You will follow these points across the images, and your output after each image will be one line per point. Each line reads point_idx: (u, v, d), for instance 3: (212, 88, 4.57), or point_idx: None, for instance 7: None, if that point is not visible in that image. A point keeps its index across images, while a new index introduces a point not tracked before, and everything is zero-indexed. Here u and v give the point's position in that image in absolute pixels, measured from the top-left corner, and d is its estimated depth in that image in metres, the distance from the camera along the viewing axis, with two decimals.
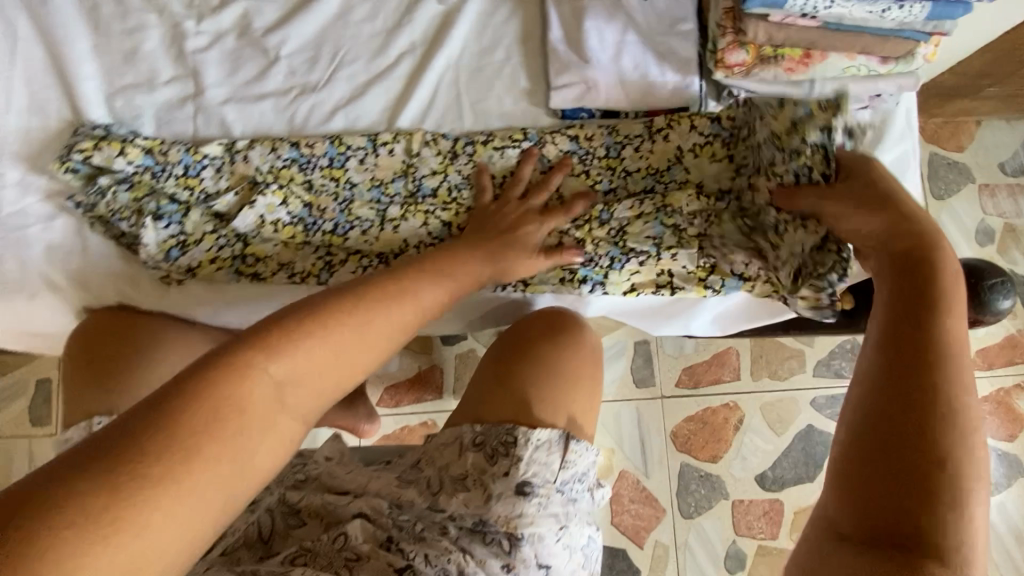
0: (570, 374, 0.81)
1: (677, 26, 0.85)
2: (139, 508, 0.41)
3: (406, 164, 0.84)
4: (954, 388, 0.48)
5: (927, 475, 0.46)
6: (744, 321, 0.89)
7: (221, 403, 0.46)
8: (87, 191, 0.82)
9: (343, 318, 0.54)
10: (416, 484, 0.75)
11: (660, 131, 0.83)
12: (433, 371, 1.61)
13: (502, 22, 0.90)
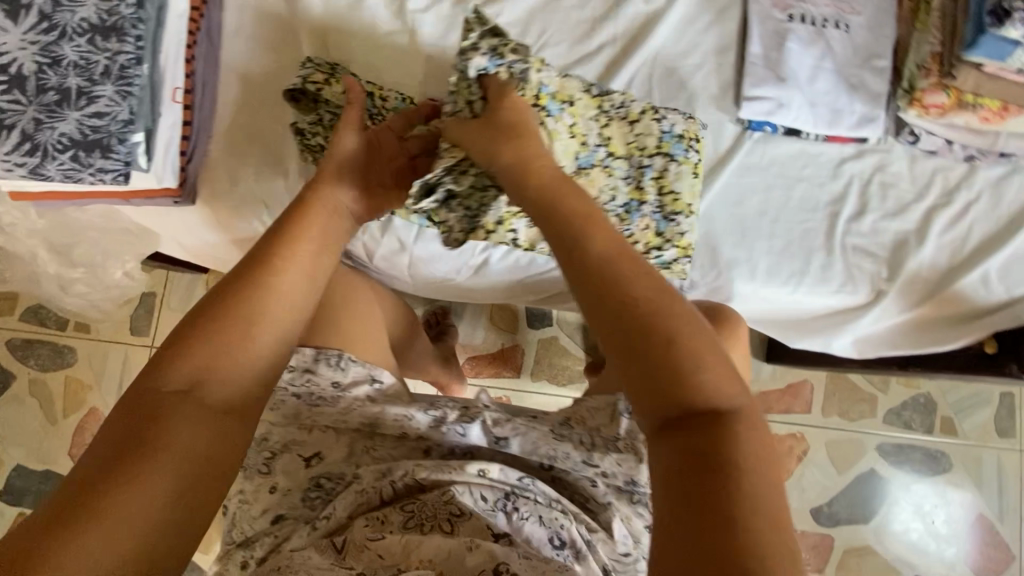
0: (730, 355, 0.78)
1: (872, 61, 0.90)
2: (138, 485, 0.50)
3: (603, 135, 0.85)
4: (668, 344, 0.51)
5: (672, 391, 0.50)
6: (886, 347, 0.92)
7: (154, 417, 0.54)
8: (306, 120, 0.86)
9: (222, 297, 0.61)
10: (571, 439, 0.73)
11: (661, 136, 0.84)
12: (514, 351, 1.65)
13: (701, 31, 0.95)
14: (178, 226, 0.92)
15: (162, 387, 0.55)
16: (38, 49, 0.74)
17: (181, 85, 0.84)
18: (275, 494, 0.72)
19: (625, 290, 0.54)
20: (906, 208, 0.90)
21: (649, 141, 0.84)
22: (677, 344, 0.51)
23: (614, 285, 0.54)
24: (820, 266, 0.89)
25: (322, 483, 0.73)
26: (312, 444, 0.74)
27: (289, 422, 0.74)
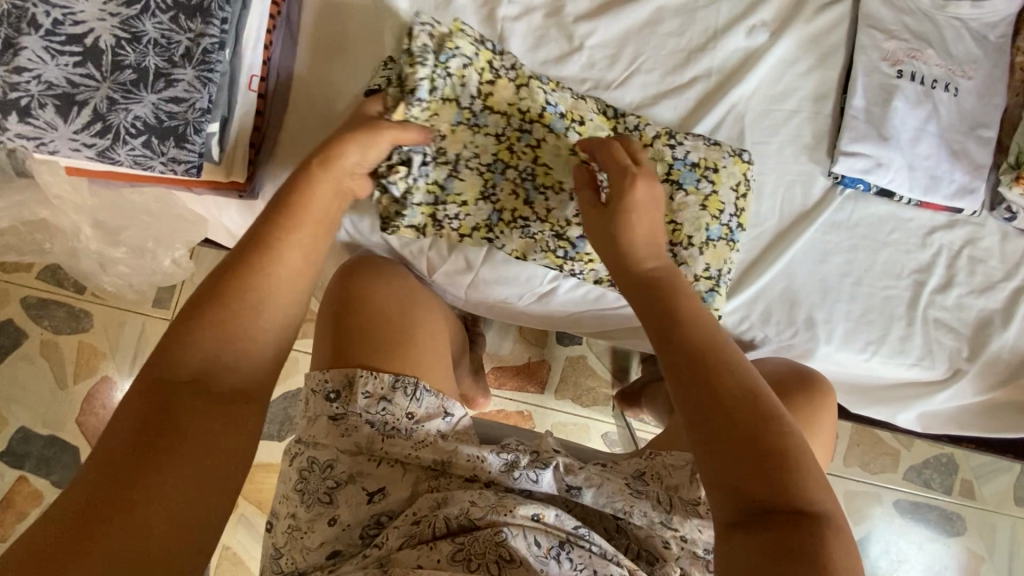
0: (807, 427, 0.76)
1: (978, 130, 0.86)
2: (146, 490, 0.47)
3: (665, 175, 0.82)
4: (739, 411, 0.55)
5: (766, 458, 0.53)
6: (951, 426, 0.89)
7: (173, 409, 0.50)
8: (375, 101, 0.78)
9: (235, 275, 0.58)
10: (647, 498, 0.76)
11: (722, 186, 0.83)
12: (541, 366, 1.60)
13: (801, 74, 0.91)
14: (236, 218, 0.88)
15: (172, 379, 0.52)
16: (118, 22, 0.69)
17: (259, 72, 0.78)
18: (335, 527, 0.72)
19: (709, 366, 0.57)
20: (993, 286, 0.86)
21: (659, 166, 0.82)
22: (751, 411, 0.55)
23: (701, 348, 0.58)
24: (899, 336, 0.86)
25: (382, 519, 0.74)
26: (378, 478, 0.75)
27: (357, 451, 0.75)
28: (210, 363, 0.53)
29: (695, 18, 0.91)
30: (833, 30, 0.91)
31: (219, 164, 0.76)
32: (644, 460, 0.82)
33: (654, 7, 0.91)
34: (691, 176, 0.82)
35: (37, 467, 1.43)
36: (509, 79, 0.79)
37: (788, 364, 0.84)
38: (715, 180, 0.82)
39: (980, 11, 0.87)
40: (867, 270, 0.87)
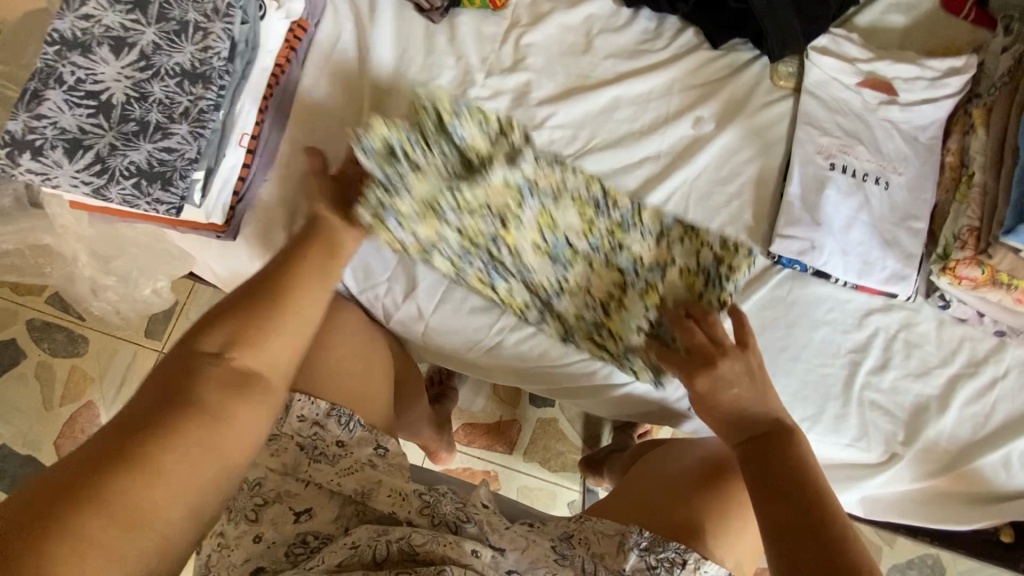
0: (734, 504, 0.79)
1: (909, 222, 0.91)
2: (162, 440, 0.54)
3: (616, 238, 0.91)
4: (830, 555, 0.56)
5: None
6: (891, 512, 0.88)
7: (175, 390, 0.57)
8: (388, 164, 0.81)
9: (268, 297, 0.68)
10: (571, 565, 0.73)
11: (671, 241, 0.90)
12: (511, 425, 1.61)
13: (743, 161, 0.98)
14: (216, 257, 0.97)
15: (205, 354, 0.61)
16: (131, 83, 0.81)
17: (250, 131, 0.90)
18: (259, 544, 0.72)
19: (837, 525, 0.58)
20: (929, 372, 0.88)
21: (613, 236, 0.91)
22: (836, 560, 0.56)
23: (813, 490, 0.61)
24: (835, 414, 0.87)
25: (308, 540, 0.74)
26: (305, 499, 0.76)
27: (286, 472, 0.76)
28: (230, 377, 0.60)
29: (647, 108, 1.02)
30: (773, 125, 1.00)
31: (199, 208, 0.86)
32: (574, 522, 0.79)
33: (611, 96, 1.02)
34: (631, 267, 0.90)
35: (9, 486, 1.46)
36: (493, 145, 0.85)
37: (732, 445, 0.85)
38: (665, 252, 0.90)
39: (909, 115, 0.95)
40: (803, 348, 0.90)
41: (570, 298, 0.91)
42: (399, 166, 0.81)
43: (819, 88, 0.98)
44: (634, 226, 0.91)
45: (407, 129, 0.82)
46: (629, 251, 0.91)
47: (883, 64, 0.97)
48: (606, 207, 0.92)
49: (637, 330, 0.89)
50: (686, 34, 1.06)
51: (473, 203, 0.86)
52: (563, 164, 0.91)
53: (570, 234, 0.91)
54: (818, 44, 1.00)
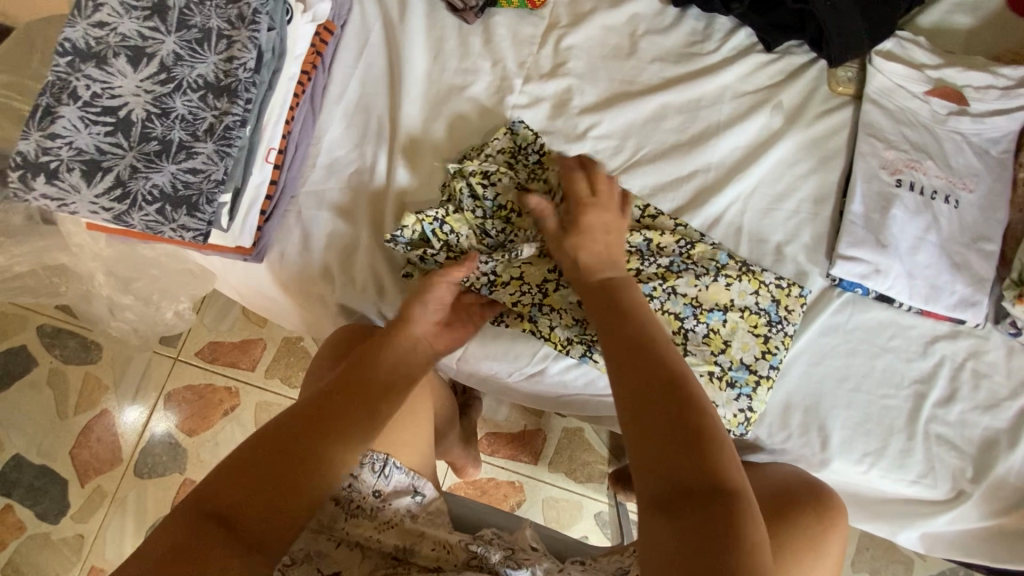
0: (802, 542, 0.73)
1: (979, 244, 0.86)
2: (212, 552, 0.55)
3: (667, 268, 0.85)
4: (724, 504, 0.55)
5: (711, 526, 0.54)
6: (952, 548, 0.86)
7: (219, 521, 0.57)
8: (415, 229, 0.85)
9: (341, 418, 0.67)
10: None
11: (727, 276, 0.85)
12: (536, 435, 1.58)
13: (800, 175, 0.93)
14: (241, 277, 0.92)
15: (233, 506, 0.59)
16: (150, 98, 0.75)
17: (276, 146, 0.85)
18: None
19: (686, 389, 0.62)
20: (997, 404, 0.83)
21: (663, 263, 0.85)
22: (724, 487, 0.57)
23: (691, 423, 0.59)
24: (898, 449, 0.82)
25: None
26: (333, 560, 0.71)
27: (319, 530, 0.73)
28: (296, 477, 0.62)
29: (697, 117, 0.96)
30: (832, 135, 0.94)
31: (226, 232, 0.81)
32: (629, 558, 0.76)
33: (658, 104, 0.96)
34: (690, 311, 0.83)
35: (25, 496, 1.42)
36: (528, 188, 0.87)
37: (795, 474, 0.81)
38: (725, 284, 0.84)
39: (980, 127, 0.89)
40: (865, 377, 0.85)
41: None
42: (435, 248, 0.85)
43: (883, 96, 0.92)
44: (687, 268, 0.85)
45: (434, 211, 0.85)
46: (683, 293, 0.84)
47: (952, 72, 0.90)
48: (652, 254, 0.86)
49: (703, 377, 0.82)
50: (738, 36, 0.99)
51: (510, 276, 0.85)
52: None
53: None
54: (883, 48, 0.94)
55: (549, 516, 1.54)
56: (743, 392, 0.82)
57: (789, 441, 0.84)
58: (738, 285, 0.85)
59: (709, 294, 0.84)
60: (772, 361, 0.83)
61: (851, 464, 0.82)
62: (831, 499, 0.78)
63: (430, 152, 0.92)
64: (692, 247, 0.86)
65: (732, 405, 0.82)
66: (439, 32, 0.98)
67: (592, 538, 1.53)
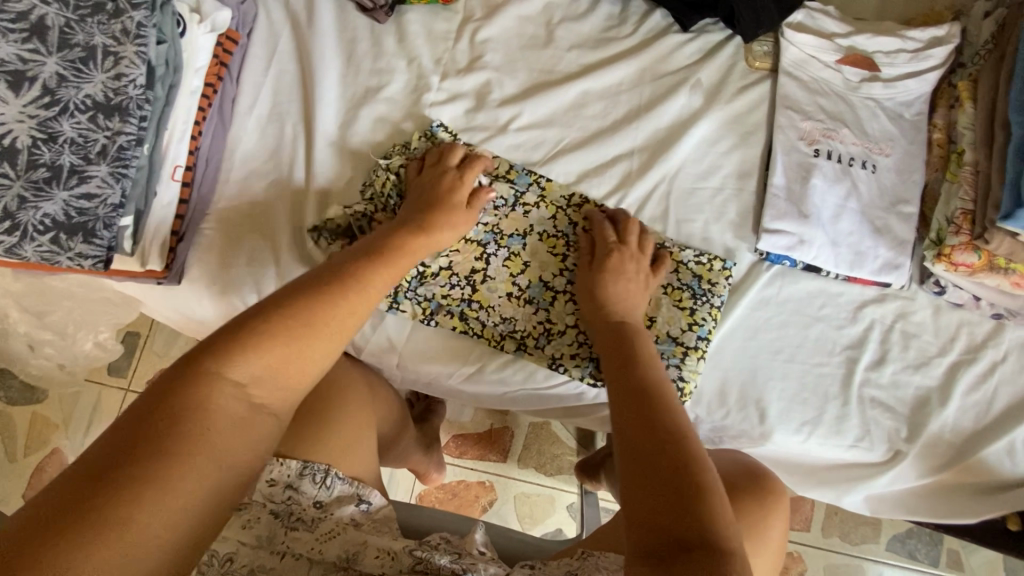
0: (745, 531, 0.74)
1: (898, 206, 0.87)
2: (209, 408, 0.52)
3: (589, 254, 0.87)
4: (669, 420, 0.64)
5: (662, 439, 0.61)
6: (896, 508, 0.87)
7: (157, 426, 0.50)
8: (341, 228, 0.85)
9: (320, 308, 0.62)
10: None
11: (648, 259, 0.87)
12: (503, 433, 1.57)
13: (723, 153, 0.93)
14: (162, 303, 0.89)
15: (227, 380, 0.54)
16: (35, 123, 0.71)
17: (183, 163, 0.82)
18: None
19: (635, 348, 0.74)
20: (927, 362, 0.84)
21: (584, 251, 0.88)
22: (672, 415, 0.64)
23: (642, 393, 0.67)
24: (834, 415, 0.83)
25: None
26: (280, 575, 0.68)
27: (258, 544, 0.70)
28: (226, 426, 0.53)
29: (618, 102, 0.95)
30: (752, 111, 0.94)
31: (131, 255, 0.79)
32: (575, 560, 0.74)
33: (579, 91, 0.95)
34: None
35: None
36: None
37: (740, 461, 0.82)
38: None
39: (892, 92, 0.90)
40: (799, 348, 0.85)
41: (556, 335, 0.87)
42: None
43: (797, 68, 0.93)
44: None
45: (360, 209, 0.85)
46: None
47: (861, 39, 0.91)
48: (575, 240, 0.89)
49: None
50: (654, 17, 0.99)
51: (439, 268, 0.87)
52: (525, 205, 0.89)
53: (541, 272, 0.88)
54: (794, 21, 0.94)
55: (522, 513, 1.53)
56: (672, 363, 0.82)
57: (725, 416, 0.84)
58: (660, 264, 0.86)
59: None
60: (700, 332, 0.83)
61: (791, 435, 0.83)
62: (773, 484, 0.78)
63: (348, 157, 0.90)
64: None
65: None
66: (351, 34, 0.95)
67: (567, 530, 1.53)
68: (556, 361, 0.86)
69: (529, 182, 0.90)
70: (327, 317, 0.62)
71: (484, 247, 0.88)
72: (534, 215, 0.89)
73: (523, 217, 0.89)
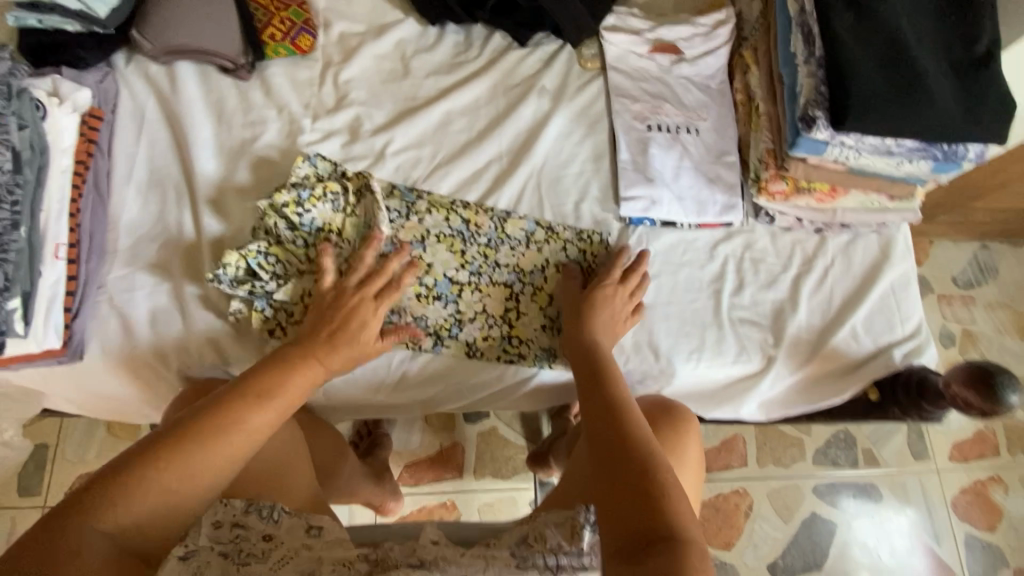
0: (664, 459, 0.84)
1: (723, 158, 1.04)
2: (84, 551, 0.60)
3: (485, 248, 0.98)
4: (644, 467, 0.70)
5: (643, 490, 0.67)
6: (785, 406, 1.00)
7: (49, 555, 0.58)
8: (237, 266, 0.86)
9: (191, 452, 0.68)
10: (533, 566, 0.74)
11: (536, 243, 0.99)
12: (455, 449, 1.60)
13: (577, 141, 1.06)
14: (68, 385, 0.88)
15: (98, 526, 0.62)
16: None
17: (66, 240, 0.84)
18: None
19: (619, 392, 0.80)
20: (776, 279, 1.00)
21: (478, 247, 0.98)
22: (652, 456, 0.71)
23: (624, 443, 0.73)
24: (713, 339, 0.96)
25: None
26: None
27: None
28: (99, 556, 0.61)
29: (479, 115, 1.07)
30: (593, 103, 1.09)
31: (26, 337, 0.79)
32: (527, 525, 0.81)
33: (442, 111, 1.06)
34: (513, 278, 0.97)
35: None
36: (337, 203, 0.92)
37: (653, 398, 0.93)
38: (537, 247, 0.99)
39: (697, 69, 1.09)
40: (673, 291, 0.98)
41: (467, 325, 0.95)
42: (263, 280, 0.87)
43: (620, 61, 1.09)
44: (502, 243, 0.98)
45: (255, 244, 0.87)
46: (504, 265, 0.98)
47: (663, 30, 1.10)
48: (472, 235, 0.99)
49: (537, 330, 0.96)
50: (494, 39, 1.13)
51: None
52: (418, 213, 0.98)
53: (444, 269, 0.96)
54: (608, 24, 1.11)
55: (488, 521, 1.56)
56: None
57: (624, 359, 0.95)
58: (546, 245, 0.99)
59: (520, 262, 0.98)
60: None
61: (684, 364, 0.95)
62: (680, 412, 0.90)
63: (235, 204, 0.94)
64: (501, 228, 0.99)
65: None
66: (218, 95, 1.01)
67: None
68: (472, 347, 0.95)
69: (414, 196, 0.99)
70: (198, 459, 0.68)
71: (387, 257, 0.95)
72: (428, 221, 0.98)
73: (419, 228, 0.97)
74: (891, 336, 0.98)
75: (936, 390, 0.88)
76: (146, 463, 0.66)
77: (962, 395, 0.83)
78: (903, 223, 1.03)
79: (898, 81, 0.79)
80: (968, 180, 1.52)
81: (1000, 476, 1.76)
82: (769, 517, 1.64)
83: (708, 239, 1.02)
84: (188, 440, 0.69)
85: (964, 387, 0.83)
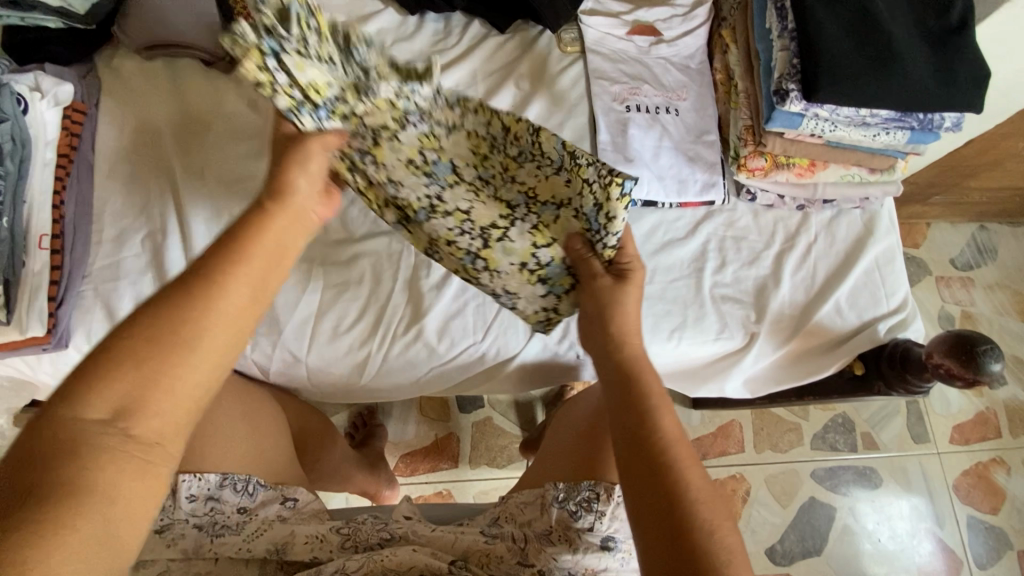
0: None
1: (703, 137, 1.03)
2: (82, 455, 0.45)
3: (504, 158, 0.75)
4: (663, 458, 0.64)
5: (661, 488, 0.63)
6: (768, 383, 1.03)
7: (40, 463, 0.44)
8: None
9: (195, 322, 0.51)
10: (502, 540, 0.78)
11: (567, 170, 0.72)
12: (450, 440, 1.61)
13: (557, 124, 1.06)
14: (57, 373, 0.90)
15: (76, 419, 0.46)
16: None
17: (49, 231, 0.86)
18: None
19: (635, 374, 0.70)
20: (758, 256, 1.00)
21: (509, 157, 0.75)
22: (671, 450, 0.65)
23: (640, 436, 0.66)
24: (694, 317, 0.96)
25: None
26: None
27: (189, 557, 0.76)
28: (107, 448, 0.46)
29: None
30: (573, 85, 1.09)
31: (8, 324, 0.81)
32: (498, 506, 0.84)
33: None
34: (517, 200, 0.77)
35: None
36: None
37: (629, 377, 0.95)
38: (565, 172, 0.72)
39: (676, 49, 1.09)
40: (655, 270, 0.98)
41: (433, 226, 0.83)
42: None
43: (598, 45, 1.10)
44: (529, 157, 0.74)
45: None
46: (513, 185, 0.77)
47: (642, 12, 1.10)
48: (504, 140, 0.74)
49: (514, 265, 0.80)
50: (473, 26, 1.13)
51: None
52: None
53: (453, 155, 0.76)
54: (586, 9, 1.12)
55: None
56: (551, 292, 0.82)
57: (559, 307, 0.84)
58: (574, 176, 0.71)
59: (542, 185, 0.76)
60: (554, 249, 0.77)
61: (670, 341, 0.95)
62: None
63: (217, 193, 0.96)
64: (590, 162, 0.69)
65: (537, 304, 0.85)
66: (200, 87, 1.02)
67: None
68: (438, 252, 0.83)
69: None
70: (211, 328, 0.52)
71: None
72: None
73: None
74: (877, 310, 0.97)
75: (917, 360, 0.88)
76: (128, 341, 0.49)
77: (943, 363, 0.83)
78: (887, 197, 1.02)
79: (874, 51, 0.80)
80: (958, 158, 1.50)
81: (1002, 457, 1.74)
82: (767, 502, 1.63)
83: (689, 217, 1.02)
84: (189, 315, 0.51)
85: (945, 354, 0.83)
